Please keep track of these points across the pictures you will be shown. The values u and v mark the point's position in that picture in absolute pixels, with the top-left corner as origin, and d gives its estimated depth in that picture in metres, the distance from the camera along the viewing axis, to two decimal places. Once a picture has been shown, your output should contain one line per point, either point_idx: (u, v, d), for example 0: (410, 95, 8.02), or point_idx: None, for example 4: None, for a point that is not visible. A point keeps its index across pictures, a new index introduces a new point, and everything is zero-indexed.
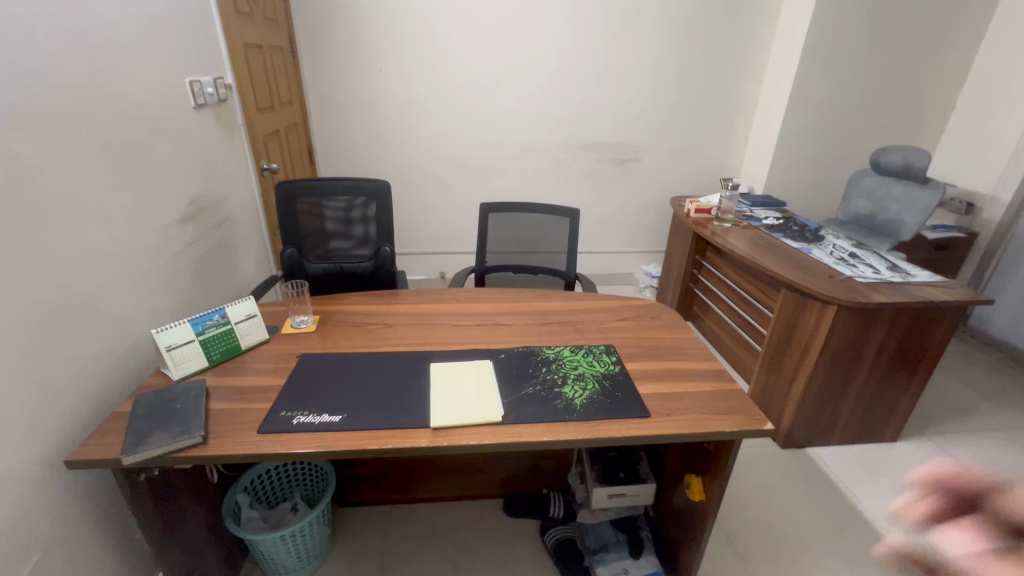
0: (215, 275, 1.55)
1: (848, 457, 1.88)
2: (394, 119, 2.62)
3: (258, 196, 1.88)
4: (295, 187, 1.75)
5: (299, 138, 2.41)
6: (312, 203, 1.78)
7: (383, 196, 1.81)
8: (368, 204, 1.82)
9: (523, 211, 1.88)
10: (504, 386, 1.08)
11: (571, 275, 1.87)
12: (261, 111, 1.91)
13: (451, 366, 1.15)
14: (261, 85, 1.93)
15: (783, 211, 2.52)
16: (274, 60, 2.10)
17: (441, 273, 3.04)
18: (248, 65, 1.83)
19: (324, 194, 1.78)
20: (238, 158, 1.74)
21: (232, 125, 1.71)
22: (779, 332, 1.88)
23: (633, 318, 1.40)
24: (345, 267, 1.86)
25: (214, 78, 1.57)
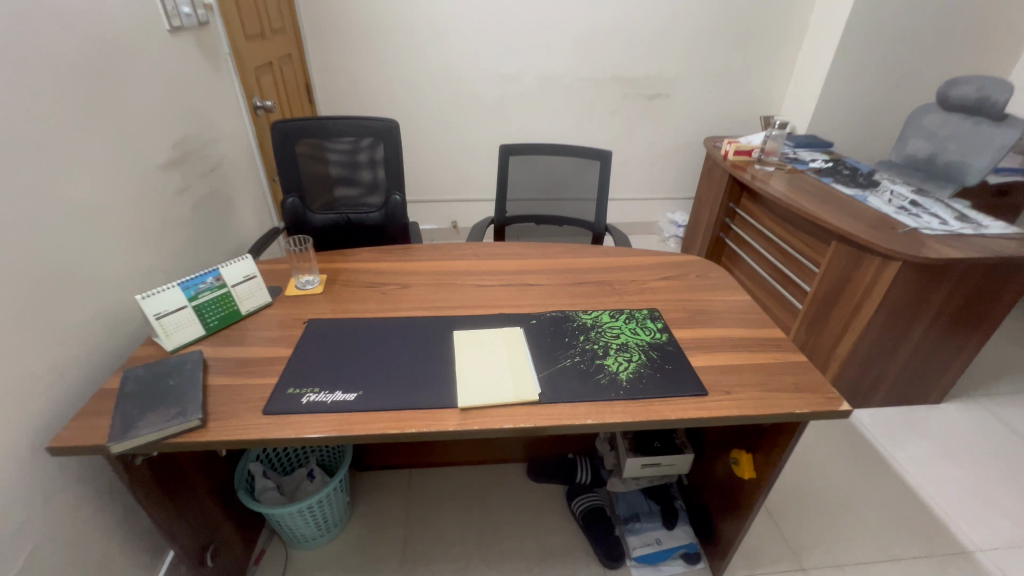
0: (211, 228, 1.41)
1: (889, 419, 1.78)
2: (398, 48, 2.34)
3: (253, 139, 1.69)
4: (293, 126, 1.56)
5: (296, 72, 2.17)
6: (313, 145, 1.60)
7: (392, 137, 1.61)
8: (375, 146, 1.63)
9: (548, 154, 1.68)
10: (539, 359, 0.95)
11: (601, 226, 1.69)
12: (249, 38, 1.68)
13: (478, 334, 1.02)
14: (247, 7, 1.68)
15: (831, 153, 2.27)
16: None
17: (453, 222, 2.87)
18: None
19: (326, 134, 1.59)
20: (227, 94, 1.53)
21: (217, 54, 1.49)
22: (826, 290, 1.73)
23: (678, 277, 1.24)
24: (352, 218, 1.70)
25: None
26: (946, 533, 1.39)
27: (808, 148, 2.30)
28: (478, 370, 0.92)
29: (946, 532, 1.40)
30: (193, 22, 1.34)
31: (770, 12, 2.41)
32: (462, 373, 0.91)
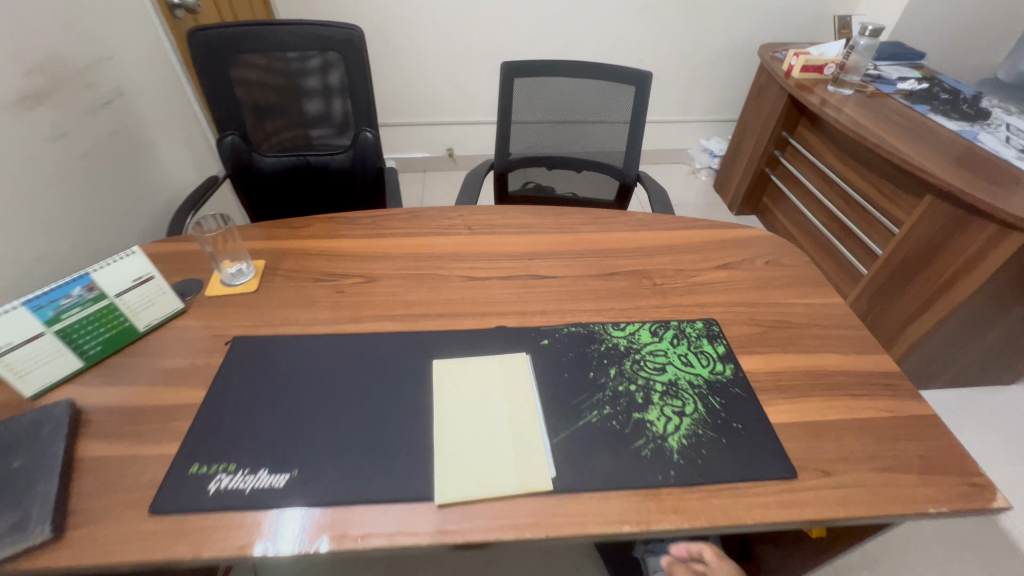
0: (117, 184, 1.07)
1: (953, 408, 1.53)
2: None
3: (172, 50, 1.28)
4: (219, 35, 1.14)
5: None
6: (251, 63, 1.19)
7: (355, 51, 1.19)
8: (334, 64, 1.22)
9: (566, 75, 1.26)
10: (551, 411, 0.67)
11: (632, 175, 1.32)
12: None
13: (466, 366, 0.72)
14: None
15: (921, 69, 1.79)
16: None
17: (448, 150, 2.45)
18: None
19: (264, 47, 1.18)
20: None
21: None
22: (906, 255, 1.39)
23: (741, 265, 0.91)
24: (312, 161, 1.34)
25: None
26: (1011, 551, 1.21)
27: (892, 64, 1.82)
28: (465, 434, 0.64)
29: (1012, 550, 1.21)
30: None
31: None
32: (443, 439, 0.64)
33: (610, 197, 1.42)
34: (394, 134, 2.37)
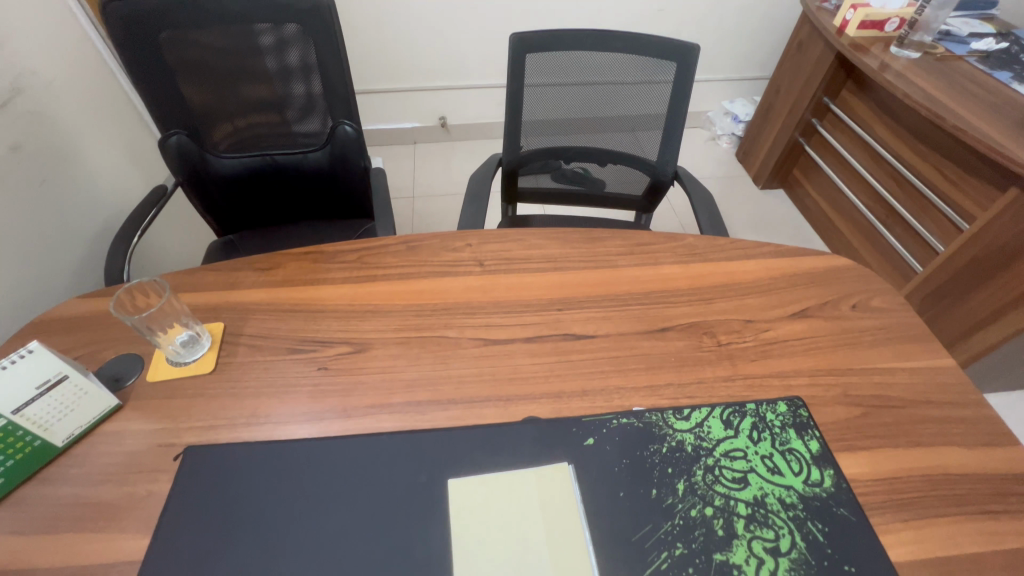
0: (31, 208, 0.86)
1: None
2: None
3: (85, 20, 1.02)
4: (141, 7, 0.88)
5: None
6: (191, 44, 0.93)
7: (324, 24, 0.94)
8: (299, 40, 0.96)
9: (591, 48, 1.01)
10: (606, 554, 0.51)
11: (668, 171, 1.12)
12: None
13: (491, 484, 0.55)
14: None
15: (995, 22, 1.52)
16: None
17: (441, 119, 2.17)
18: None
19: (204, 20, 0.91)
20: None
21: None
22: (974, 257, 1.22)
23: (823, 312, 0.73)
24: (280, 159, 1.12)
25: None
26: None
27: (960, 15, 1.55)
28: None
29: None
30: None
31: None
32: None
33: (638, 192, 1.22)
34: (378, 102, 2.08)
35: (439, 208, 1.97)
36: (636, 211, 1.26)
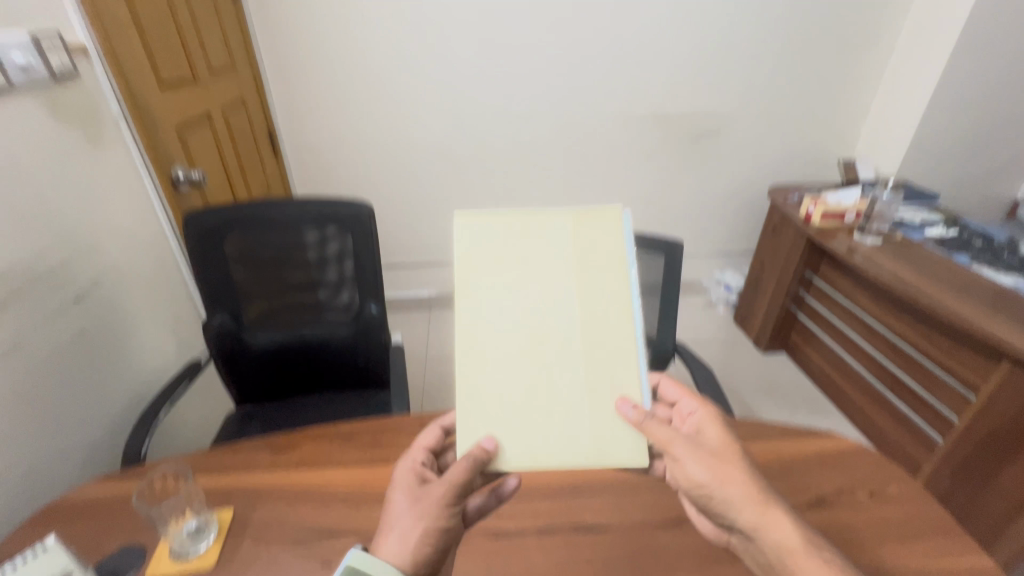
0: (73, 386, 0.94)
1: None
2: (381, 80, 1.88)
3: (170, 227, 1.23)
4: (217, 216, 1.07)
5: (252, 120, 1.73)
6: (253, 242, 1.11)
7: (364, 228, 1.12)
8: (342, 241, 1.14)
9: None
10: (630, 325, 0.59)
11: (669, 347, 1.19)
12: (163, 87, 1.23)
13: (497, 232, 0.61)
14: (160, 42, 1.23)
15: (941, 210, 1.76)
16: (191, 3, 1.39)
17: None
18: (131, 12, 1.13)
19: (267, 226, 1.11)
20: (117, 176, 1.08)
21: (100, 122, 1.04)
22: (991, 429, 1.20)
23: (841, 501, 0.72)
24: (309, 336, 1.22)
25: (39, 39, 0.89)
26: None
27: (910, 205, 1.79)
28: (516, 339, 0.59)
29: None
30: (36, 74, 0.88)
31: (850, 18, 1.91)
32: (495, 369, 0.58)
33: None
34: (399, 273, 2.31)
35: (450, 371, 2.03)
36: None
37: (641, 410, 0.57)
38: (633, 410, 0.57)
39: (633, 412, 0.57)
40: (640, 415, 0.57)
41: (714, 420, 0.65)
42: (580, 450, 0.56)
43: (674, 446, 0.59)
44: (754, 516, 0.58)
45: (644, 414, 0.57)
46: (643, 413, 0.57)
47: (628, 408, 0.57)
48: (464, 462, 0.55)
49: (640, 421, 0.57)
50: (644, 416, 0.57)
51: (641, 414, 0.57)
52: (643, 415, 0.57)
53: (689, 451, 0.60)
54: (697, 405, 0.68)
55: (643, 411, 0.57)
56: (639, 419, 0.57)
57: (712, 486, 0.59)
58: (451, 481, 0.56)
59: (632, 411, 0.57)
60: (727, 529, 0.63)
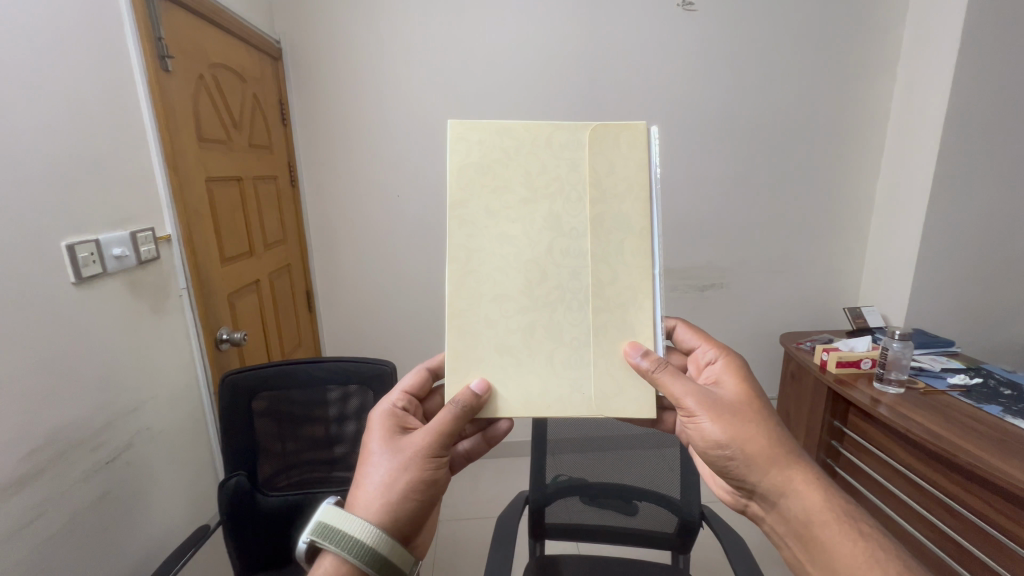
0: (84, 554, 0.94)
1: None
2: (409, 248, 2.10)
3: (207, 383, 1.32)
4: (250, 376, 1.15)
5: (293, 282, 1.94)
6: (279, 399, 1.16)
7: (386, 386, 1.17)
8: (363, 398, 1.18)
9: None
10: (641, 259, 0.69)
11: (695, 509, 1.14)
12: (225, 262, 1.44)
13: (496, 142, 0.70)
14: (229, 226, 1.47)
15: (959, 357, 1.75)
16: (260, 194, 1.68)
17: None
18: (211, 204, 1.38)
19: (294, 385, 1.17)
20: (171, 341, 1.21)
21: (167, 296, 1.20)
22: None
23: None
24: (321, 497, 1.20)
25: (133, 234, 1.08)
26: None
27: (926, 351, 1.79)
28: (523, 257, 0.69)
29: None
30: (128, 262, 1.06)
31: (827, 186, 2.14)
32: (495, 293, 0.69)
33: (670, 531, 1.18)
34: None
35: (464, 532, 1.88)
36: (670, 552, 1.19)
37: (650, 357, 0.68)
38: (643, 358, 0.68)
39: (643, 362, 0.68)
40: (648, 363, 0.68)
41: (733, 373, 0.74)
42: (581, 391, 0.69)
43: (677, 394, 0.68)
44: (771, 475, 0.65)
45: (654, 363, 0.68)
46: (651, 362, 0.68)
47: (640, 357, 0.68)
48: (451, 406, 0.66)
49: (647, 367, 0.67)
50: (653, 366, 0.67)
51: (651, 362, 0.68)
52: (651, 365, 0.67)
53: (706, 410, 0.68)
54: (716, 356, 0.79)
55: (653, 362, 0.68)
56: (647, 366, 0.67)
57: (729, 444, 0.67)
58: (436, 428, 0.67)
59: (642, 360, 0.68)
60: (748, 494, 0.69)
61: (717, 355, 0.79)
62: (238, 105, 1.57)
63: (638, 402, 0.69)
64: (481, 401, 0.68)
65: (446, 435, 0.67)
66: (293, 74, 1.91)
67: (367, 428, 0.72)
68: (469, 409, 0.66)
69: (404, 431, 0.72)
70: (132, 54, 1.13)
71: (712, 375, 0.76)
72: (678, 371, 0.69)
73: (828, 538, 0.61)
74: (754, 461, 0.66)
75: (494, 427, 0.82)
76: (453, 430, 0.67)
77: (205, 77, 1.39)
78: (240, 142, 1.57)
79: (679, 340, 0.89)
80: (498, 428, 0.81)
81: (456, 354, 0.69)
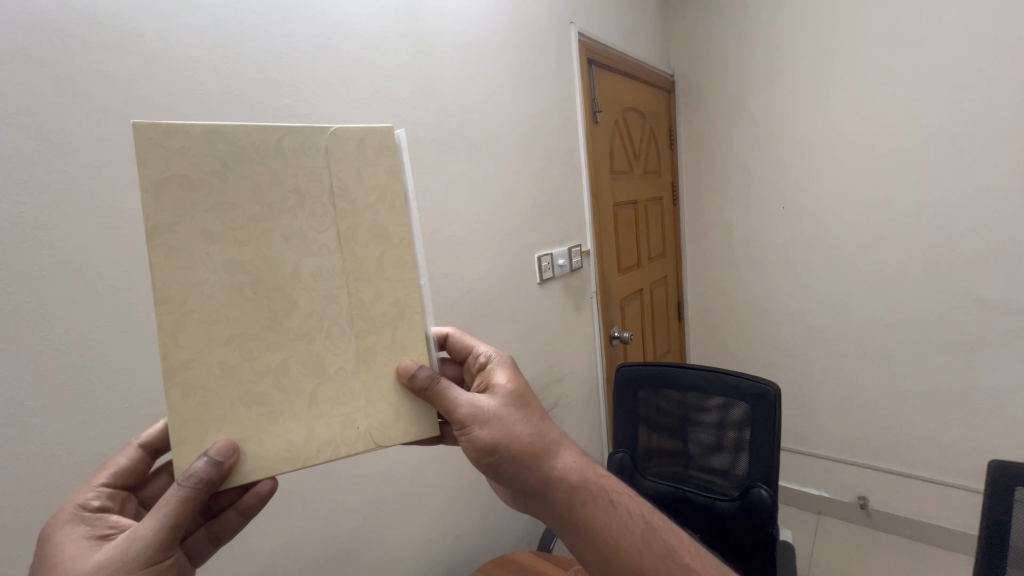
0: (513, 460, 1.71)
1: None
2: (758, 285, 2.66)
3: (597, 322, 2.10)
4: (637, 371, 1.54)
5: (666, 291, 2.79)
6: (664, 396, 1.50)
7: (767, 404, 1.32)
8: (742, 414, 1.37)
9: None
10: (404, 269, 0.71)
11: None
12: (622, 269, 2.30)
13: (200, 151, 0.62)
14: (624, 243, 2.32)
15: None
16: (648, 213, 2.53)
17: (861, 499, 2.45)
18: (616, 226, 2.25)
19: (679, 387, 1.47)
20: (586, 327, 2.05)
21: (586, 291, 2.04)
22: None
23: None
24: (691, 495, 1.45)
25: (569, 250, 1.92)
26: None
27: None
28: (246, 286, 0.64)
29: None
30: (566, 269, 1.90)
31: None
32: (226, 332, 0.64)
33: None
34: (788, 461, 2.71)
35: None
36: None
37: (423, 370, 0.71)
38: (422, 372, 0.71)
39: (417, 374, 0.71)
40: (424, 375, 0.71)
41: (506, 376, 0.83)
42: (353, 426, 0.70)
43: (445, 405, 0.72)
44: (538, 467, 0.74)
45: (430, 375, 0.71)
46: (426, 375, 0.71)
47: (416, 371, 0.71)
48: (180, 483, 0.61)
49: (424, 380, 0.71)
50: (434, 379, 0.71)
51: (429, 376, 0.71)
52: (433, 377, 0.71)
53: (478, 418, 0.73)
54: (488, 360, 0.88)
55: (429, 375, 0.71)
56: (427, 379, 0.71)
57: (500, 445, 0.73)
58: (156, 522, 0.60)
59: (419, 374, 0.71)
60: (519, 492, 0.76)
61: (488, 358, 0.88)
62: (636, 136, 2.37)
63: (420, 423, 0.73)
64: (224, 468, 0.63)
65: (172, 529, 0.60)
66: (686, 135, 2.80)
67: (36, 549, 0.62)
68: (206, 485, 0.61)
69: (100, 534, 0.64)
70: (583, 108, 1.98)
71: (484, 382, 0.84)
72: (451, 383, 0.73)
73: (583, 507, 0.74)
74: (523, 459, 0.73)
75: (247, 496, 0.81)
76: (181, 520, 0.62)
77: (616, 119, 2.24)
78: (638, 171, 2.42)
79: (452, 346, 0.97)
80: (256, 491, 0.82)
81: (190, 417, 0.63)
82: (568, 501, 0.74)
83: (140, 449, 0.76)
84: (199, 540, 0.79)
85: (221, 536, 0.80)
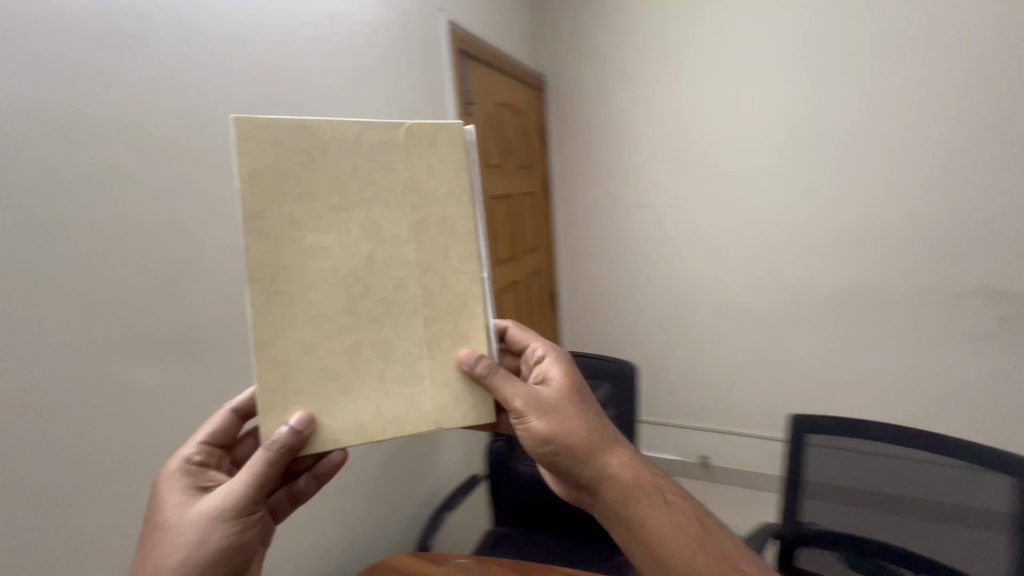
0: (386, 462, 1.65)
1: None
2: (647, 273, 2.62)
3: None
4: None
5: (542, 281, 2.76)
6: None
7: (627, 383, 1.46)
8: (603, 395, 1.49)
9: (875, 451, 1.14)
10: (472, 262, 0.75)
11: None
12: (499, 262, 2.27)
13: (285, 140, 0.67)
14: (501, 238, 2.31)
15: None
16: (523, 207, 2.55)
17: (703, 459, 2.56)
18: (493, 218, 2.24)
19: None
20: None
21: None
22: None
23: None
24: None
25: None
26: None
27: None
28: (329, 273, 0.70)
29: None
30: None
31: None
32: (313, 310, 0.69)
33: None
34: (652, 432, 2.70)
35: None
36: None
37: (479, 359, 0.75)
38: (478, 362, 0.75)
39: (470, 363, 0.75)
40: (479, 364, 0.74)
41: (558, 369, 0.84)
42: (418, 408, 0.74)
43: (504, 395, 0.75)
44: (591, 463, 0.77)
45: (484, 364, 0.75)
46: (480, 365, 0.75)
47: (469, 360, 0.75)
48: (263, 449, 0.67)
49: (479, 369, 0.74)
50: (487, 369, 0.74)
51: (483, 365, 0.75)
52: (487, 367, 0.74)
53: (534, 410, 0.77)
54: (540, 352, 0.89)
55: (484, 365, 0.75)
56: (481, 367, 0.74)
57: (554, 437, 0.78)
58: (244, 480, 0.69)
59: (472, 363, 0.75)
60: (571, 483, 0.80)
61: (543, 353, 0.88)
62: (509, 130, 2.39)
63: (477, 409, 0.76)
64: (304, 437, 0.68)
65: (261, 486, 0.69)
66: (556, 118, 2.74)
67: (154, 494, 0.73)
68: (290, 451, 0.67)
69: (202, 488, 0.74)
70: (453, 96, 1.99)
71: (541, 372, 0.86)
72: (511, 375, 0.76)
73: (637, 507, 0.76)
74: (576, 454, 0.77)
75: (320, 465, 0.93)
76: (267, 477, 0.69)
77: (490, 112, 2.26)
78: (512, 165, 2.44)
79: (509, 341, 0.96)
80: (329, 461, 0.93)
81: (270, 389, 0.68)
82: (621, 500, 0.76)
83: (233, 413, 0.83)
84: (280, 498, 0.94)
85: (299, 496, 0.94)
